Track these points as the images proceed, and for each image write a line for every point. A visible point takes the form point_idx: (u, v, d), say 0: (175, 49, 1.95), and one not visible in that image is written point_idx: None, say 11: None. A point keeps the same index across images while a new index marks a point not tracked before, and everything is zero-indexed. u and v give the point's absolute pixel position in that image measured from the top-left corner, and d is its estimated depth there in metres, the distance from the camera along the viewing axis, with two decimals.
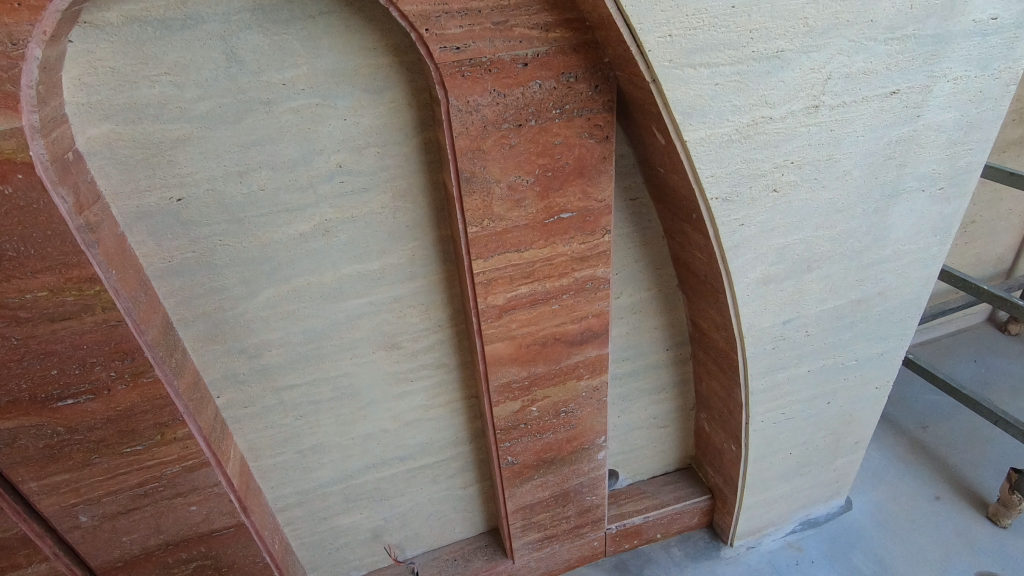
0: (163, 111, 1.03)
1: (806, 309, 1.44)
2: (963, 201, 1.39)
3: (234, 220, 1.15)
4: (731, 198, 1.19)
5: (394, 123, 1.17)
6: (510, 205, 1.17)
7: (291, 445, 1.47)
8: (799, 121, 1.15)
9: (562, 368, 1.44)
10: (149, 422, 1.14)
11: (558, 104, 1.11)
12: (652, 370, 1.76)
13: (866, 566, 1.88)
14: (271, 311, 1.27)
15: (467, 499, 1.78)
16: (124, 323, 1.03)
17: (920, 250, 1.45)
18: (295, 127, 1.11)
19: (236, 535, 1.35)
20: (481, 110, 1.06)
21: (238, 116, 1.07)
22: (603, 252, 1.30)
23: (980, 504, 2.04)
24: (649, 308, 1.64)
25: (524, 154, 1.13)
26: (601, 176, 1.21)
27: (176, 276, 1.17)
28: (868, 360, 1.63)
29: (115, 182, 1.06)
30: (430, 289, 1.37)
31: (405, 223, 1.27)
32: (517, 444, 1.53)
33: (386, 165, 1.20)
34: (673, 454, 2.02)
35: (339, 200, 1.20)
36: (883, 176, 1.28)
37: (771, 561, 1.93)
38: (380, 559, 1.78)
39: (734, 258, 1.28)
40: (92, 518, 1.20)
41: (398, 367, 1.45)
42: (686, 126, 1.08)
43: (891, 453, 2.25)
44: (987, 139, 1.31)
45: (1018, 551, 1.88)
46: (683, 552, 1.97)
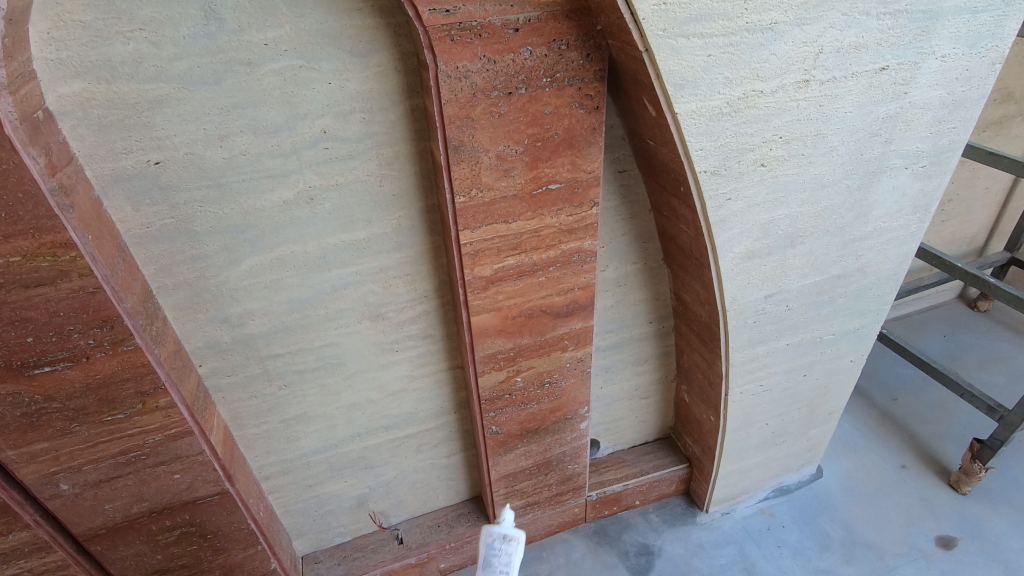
0: (138, 69, 0.99)
1: (787, 284, 1.46)
2: (944, 179, 1.41)
3: (215, 186, 1.12)
4: (719, 172, 1.19)
5: (381, 88, 1.14)
6: (499, 175, 1.16)
7: (275, 414, 1.47)
8: (789, 96, 1.14)
9: (548, 340, 1.45)
10: (131, 390, 1.12)
11: (549, 72, 1.09)
12: (635, 343, 1.78)
13: (834, 530, 1.97)
14: (254, 280, 1.25)
15: (451, 468, 1.80)
16: (102, 290, 1.00)
17: (900, 227, 1.47)
18: (278, 90, 1.07)
19: (220, 502, 1.36)
20: (471, 76, 1.04)
21: (218, 77, 1.03)
22: (590, 224, 1.30)
23: (943, 473, 2.13)
24: (634, 281, 1.65)
25: (514, 123, 1.11)
26: (591, 148, 1.20)
27: (155, 243, 1.14)
28: (845, 335, 1.67)
29: (89, 144, 1.02)
30: (417, 259, 1.36)
31: (392, 192, 1.25)
32: (501, 414, 1.54)
33: (373, 132, 1.18)
34: (653, 424, 2.06)
35: (324, 167, 1.17)
36: (868, 153, 1.29)
37: (744, 527, 2.00)
38: (365, 525, 1.81)
39: (720, 233, 1.28)
40: (74, 486, 1.19)
41: (383, 338, 1.45)
42: (678, 98, 1.07)
43: (862, 425, 2.33)
44: (971, 118, 1.33)
45: (976, 516, 1.98)
46: (660, 518, 2.04)
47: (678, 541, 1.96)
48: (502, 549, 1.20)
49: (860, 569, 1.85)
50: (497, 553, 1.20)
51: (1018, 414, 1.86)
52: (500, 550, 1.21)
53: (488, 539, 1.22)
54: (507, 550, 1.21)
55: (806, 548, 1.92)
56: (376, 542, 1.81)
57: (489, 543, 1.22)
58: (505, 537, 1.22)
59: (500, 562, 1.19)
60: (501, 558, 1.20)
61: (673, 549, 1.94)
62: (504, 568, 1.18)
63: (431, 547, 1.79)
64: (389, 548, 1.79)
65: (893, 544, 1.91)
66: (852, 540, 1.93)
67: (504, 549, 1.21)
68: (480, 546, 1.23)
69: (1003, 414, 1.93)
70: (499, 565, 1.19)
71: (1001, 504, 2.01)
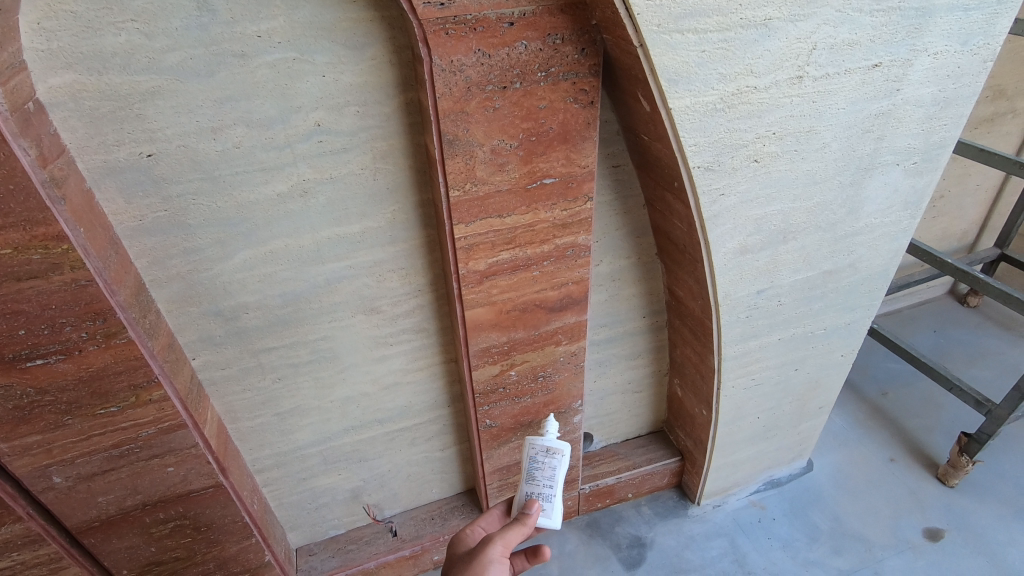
0: (130, 61, 0.98)
1: (779, 279, 1.47)
2: (934, 176, 1.42)
3: (208, 178, 1.12)
4: (712, 167, 1.20)
5: (375, 81, 1.13)
6: (494, 169, 1.16)
7: (269, 408, 1.47)
8: (783, 92, 1.15)
9: (541, 334, 1.45)
10: (124, 383, 1.12)
11: (544, 66, 1.09)
12: (628, 337, 1.79)
13: (823, 523, 1.99)
14: (248, 273, 1.25)
15: (445, 461, 1.81)
16: (95, 283, 1.00)
17: (891, 223, 1.49)
18: (271, 82, 1.07)
19: (214, 495, 1.36)
20: (465, 70, 1.04)
21: (211, 69, 1.03)
22: (585, 219, 1.30)
23: (931, 466, 2.16)
24: (628, 276, 1.65)
25: (509, 118, 1.11)
26: (585, 143, 1.20)
27: (147, 236, 1.14)
28: (836, 330, 1.68)
29: (81, 136, 1.01)
30: (411, 253, 1.36)
31: (386, 185, 1.25)
32: (495, 408, 1.55)
33: (367, 125, 1.17)
34: (646, 418, 2.08)
35: (317, 160, 1.17)
36: (860, 149, 1.30)
37: (735, 519, 2.02)
38: (359, 518, 1.82)
39: (713, 228, 1.29)
40: (67, 479, 1.18)
41: (378, 331, 1.45)
42: (672, 94, 1.07)
43: (852, 419, 2.36)
44: (962, 115, 1.34)
45: (963, 509, 2.01)
46: (652, 511, 2.05)
47: (670, 534, 1.98)
48: (545, 461, 1.25)
49: (848, 561, 1.88)
50: (540, 465, 1.26)
51: (1006, 408, 1.89)
52: (543, 462, 1.26)
53: (533, 451, 1.29)
54: (551, 462, 1.26)
55: (796, 540, 1.95)
56: (371, 534, 1.81)
57: (534, 455, 1.29)
58: (548, 450, 1.27)
59: (544, 473, 1.25)
60: (545, 470, 1.26)
61: (665, 541, 1.96)
62: (547, 478, 1.23)
63: (425, 540, 1.80)
64: (384, 540, 1.80)
65: (882, 536, 1.94)
66: (841, 532, 1.96)
67: (547, 461, 1.26)
68: (527, 457, 1.29)
69: (990, 408, 1.96)
70: (544, 476, 1.24)
71: (988, 497, 2.04)
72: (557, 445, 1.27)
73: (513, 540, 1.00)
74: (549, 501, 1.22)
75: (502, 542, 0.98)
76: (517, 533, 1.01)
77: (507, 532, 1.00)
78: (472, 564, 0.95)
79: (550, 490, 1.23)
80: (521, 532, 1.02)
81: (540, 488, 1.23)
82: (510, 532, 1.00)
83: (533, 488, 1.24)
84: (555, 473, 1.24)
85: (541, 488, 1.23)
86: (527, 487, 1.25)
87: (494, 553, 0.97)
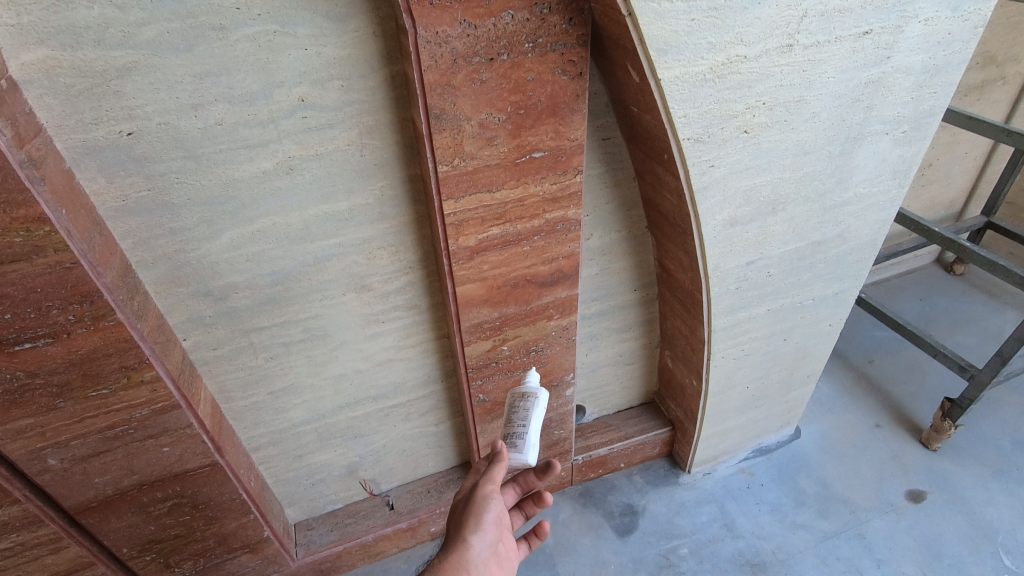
0: (105, 35, 0.95)
1: (769, 250, 1.48)
2: (924, 145, 1.42)
3: (191, 156, 1.10)
4: (702, 139, 1.19)
5: (360, 54, 1.11)
6: (482, 144, 1.15)
7: (263, 386, 1.47)
8: (773, 61, 1.13)
9: (532, 309, 1.45)
10: (115, 365, 1.11)
11: (531, 37, 1.06)
12: (620, 311, 1.80)
13: (810, 487, 2.04)
14: (235, 253, 1.23)
15: (439, 435, 1.83)
16: (80, 265, 0.99)
17: (880, 193, 1.49)
18: (252, 56, 1.04)
19: (211, 474, 1.37)
20: (451, 42, 1.02)
21: (189, 43, 1.00)
22: (574, 193, 1.29)
23: (915, 431, 2.21)
24: (618, 249, 1.65)
25: (496, 90, 1.10)
26: (574, 116, 1.18)
27: (131, 216, 1.12)
28: (824, 300, 1.70)
29: (57, 115, 0.99)
30: (400, 230, 1.35)
31: (373, 161, 1.23)
32: (488, 382, 1.57)
33: (352, 100, 1.15)
34: (637, 390, 2.11)
35: (302, 136, 1.15)
36: (850, 118, 1.30)
37: (724, 486, 2.07)
38: (356, 493, 1.84)
39: (703, 200, 1.29)
40: (61, 461, 1.19)
41: (369, 309, 1.45)
42: (661, 64, 1.06)
43: (838, 386, 2.40)
44: (952, 83, 1.33)
45: (944, 471, 2.06)
46: (644, 480, 2.10)
47: (661, 501, 2.03)
48: (520, 405, 1.23)
49: (833, 523, 1.93)
50: (518, 409, 1.23)
51: (988, 373, 1.94)
52: (519, 406, 1.24)
53: (511, 400, 1.27)
54: (527, 405, 1.23)
55: (783, 504, 2.00)
56: (368, 508, 1.85)
57: (513, 403, 1.26)
58: (525, 394, 1.24)
59: (518, 416, 1.22)
60: (522, 412, 1.22)
61: (657, 509, 2.00)
62: (522, 419, 1.20)
63: (422, 512, 1.83)
64: (381, 514, 1.83)
65: (866, 498, 2.00)
66: (827, 496, 2.01)
67: (524, 405, 1.23)
68: (507, 406, 1.27)
69: (973, 373, 2.01)
70: (520, 418, 1.21)
71: (968, 459, 2.10)
72: (531, 387, 1.25)
73: (499, 475, 1.07)
74: (523, 440, 1.16)
75: (490, 480, 1.05)
76: (501, 469, 1.07)
77: (492, 470, 1.07)
78: (470, 507, 1.03)
79: (524, 429, 1.18)
80: (505, 465, 1.08)
81: (514, 429, 1.19)
82: (495, 468, 1.07)
83: (508, 430, 1.21)
84: (531, 415, 1.20)
85: (519, 428, 1.19)
86: (504, 430, 1.22)
87: (485, 492, 1.04)
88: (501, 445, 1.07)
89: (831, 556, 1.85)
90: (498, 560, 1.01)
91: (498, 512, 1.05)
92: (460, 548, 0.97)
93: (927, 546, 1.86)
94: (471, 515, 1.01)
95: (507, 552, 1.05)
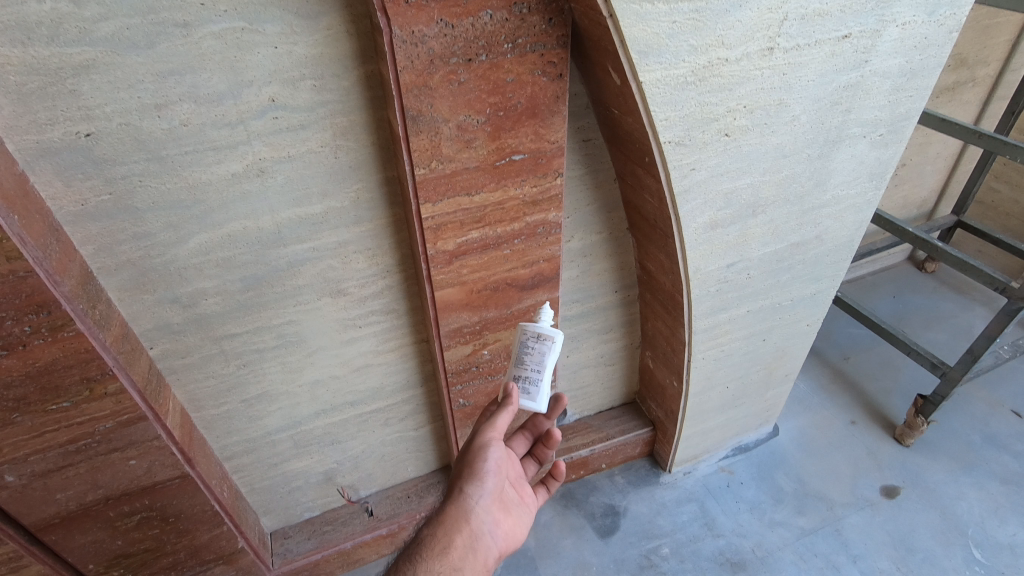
0: (58, 31, 0.90)
1: (749, 253, 1.48)
2: (900, 147, 1.43)
3: (155, 158, 1.05)
4: (682, 142, 1.18)
5: (332, 53, 1.07)
6: (460, 146, 1.12)
7: (235, 394, 1.43)
8: (754, 64, 1.13)
9: (514, 312, 1.43)
10: (75, 377, 1.06)
11: (510, 37, 1.04)
12: (601, 312, 1.79)
13: (788, 484, 2.07)
14: (203, 258, 1.19)
15: (419, 440, 1.80)
16: (35, 273, 0.94)
17: (858, 195, 1.50)
18: (218, 54, 1.00)
19: (181, 486, 1.33)
20: (427, 42, 0.99)
21: (150, 40, 0.95)
22: (555, 196, 1.27)
23: (889, 426, 2.25)
24: (599, 251, 1.64)
25: (474, 92, 1.07)
26: (554, 118, 1.16)
27: (92, 221, 1.07)
28: (802, 300, 1.71)
29: (8, 115, 0.93)
30: (377, 233, 1.32)
31: (348, 164, 1.20)
32: (468, 387, 1.55)
33: (325, 101, 1.11)
34: (618, 390, 2.10)
35: (273, 138, 1.11)
36: (829, 121, 1.30)
37: (704, 485, 2.08)
38: (334, 500, 1.81)
39: (684, 203, 1.28)
40: (20, 477, 1.13)
41: (344, 314, 1.41)
42: (642, 66, 1.04)
43: (815, 384, 2.43)
44: (927, 87, 1.34)
45: (917, 466, 2.11)
46: (625, 480, 2.10)
47: (643, 501, 2.03)
48: (535, 349, 1.14)
49: (811, 520, 1.96)
50: (530, 350, 1.15)
51: (960, 370, 1.99)
52: (532, 347, 1.15)
53: (522, 337, 1.17)
54: (541, 348, 1.14)
55: (762, 502, 2.02)
56: (346, 515, 1.81)
57: (524, 339, 1.17)
58: (539, 336, 1.14)
59: (532, 358, 1.14)
60: (535, 356, 1.14)
61: (638, 509, 2.01)
62: (536, 365, 1.12)
63: (401, 518, 1.80)
64: (359, 520, 1.79)
65: (842, 494, 2.03)
66: (804, 493, 2.04)
67: (538, 347, 1.14)
68: (517, 343, 1.18)
69: (945, 370, 2.05)
70: (532, 360, 1.14)
71: (940, 454, 2.14)
72: (548, 328, 1.15)
73: (503, 423, 1.08)
74: (534, 387, 1.12)
75: (493, 428, 1.07)
76: (505, 416, 1.07)
77: (496, 418, 1.07)
78: (470, 454, 1.07)
79: (538, 374, 1.12)
80: (508, 413, 1.07)
81: (527, 373, 1.13)
82: (498, 416, 1.07)
83: (519, 372, 1.14)
84: (544, 363, 1.13)
85: (529, 372, 1.13)
86: (514, 370, 1.16)
87: (485, 441, 1.07)
88: (514, 389, 1.07)
89: (808, 553, 1.87)
90: (500, 504, 1.09)
91: (501, 460, 1.09)
92: (461, 496, 1.03)
93: (900, 540, 1.89)
94: (470, 463, 1.06)
95: (514, 498, 1.14)
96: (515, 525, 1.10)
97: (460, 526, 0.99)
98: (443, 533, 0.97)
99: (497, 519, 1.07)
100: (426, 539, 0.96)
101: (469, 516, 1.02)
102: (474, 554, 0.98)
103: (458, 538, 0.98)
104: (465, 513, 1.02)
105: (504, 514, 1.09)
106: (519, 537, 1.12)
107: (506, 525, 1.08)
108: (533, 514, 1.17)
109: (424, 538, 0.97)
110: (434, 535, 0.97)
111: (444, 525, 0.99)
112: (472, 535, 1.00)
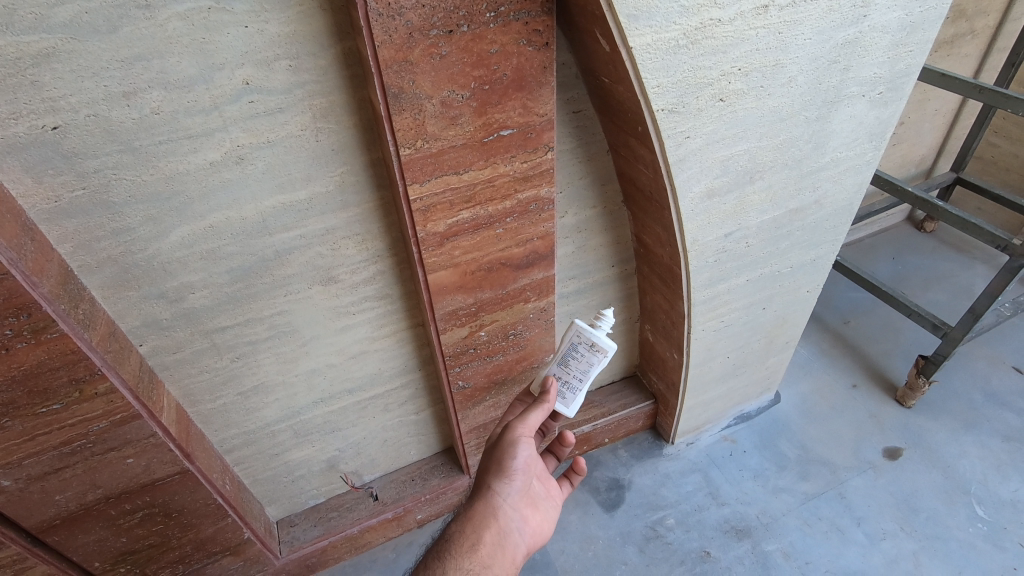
0: (13, 18, 0.85)
1: (747, 221, 1.45)
2: (899, 105, 1.39)
3: (128, 150, 1.01)
4: (676, 109, 1.14)
5: (307, 30, 1.02)
6: (446, 123, 1.08)
7: (231, 387, 1.41)
8: (748, 24, 1.08)
9: (509, 292, 1.40)
10: (63, 379, 1.04)
11: (492, 6, 0.99)
12: (599, 288, 1.77)
13: (791, 451, 2.07)
14: (187, 252, 1.15)
15: (420, 423, 1.79)
16: (11, 275, 0.91)
17: (857, 156, 1.46)
18: (185, 37, 0.95)
19: (182, 481, 1.32)
20: (405, 14, 0.93)
21: (112, 24, 0.90)
22: (546, 170, 1.23)
23: (891, 389, 2.25)
24: (594, 225, 1.61)
25: (457, 65, 1.02)
26: (542, 89, 1.11)
27: (67, 218, 1.03)
28: (802, 267, 1.69)
29: None
30: (365, 218, 1.28)
31: (330, 146, 1.15)
32: (467, 368, 1.53)
33: (302, 81, 1.06)
34: (618, 364, 2.09)
35: (249, 123, 1.06)
36: (827, 81, 1.25)
37: (707, 455, 2.09)
38: (337, 486, 1.80)
39: (679, 172, 1.25)
40: (15, 482, 1.11)
41: (337, 301, 1.38)
42: (631, 31, 0.99)
43: (816, 349, 2.43)
44: (927, 40, 1.29)
45: (919, 427, 2.11)
46: (628, 453, 2.10)
47: (646, 474, 2.04)
48: (583, 356, 1.26)
49: (814, 485, 1.97)
50: (578, 356, 1.27)
51: (961, 330, 1.97)
52: (582, 354, 1.27)
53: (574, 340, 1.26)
54: (591, 359, 1.26)
55: (765, 469, 2.02)
56: (351, 501, 1.81)
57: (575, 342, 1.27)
58: (592, 347, 1.25)
59: (578, 363, 1.28)
60: (581, 362, 1.27)
61: (642, 481, 2.01)
62: (580, 373, 1.28)
63: (407, 501, 1.80)
64: (365, 505, 1.79)
65: (845, 458, 2.03)
66: (808, 458, 2.04)
67: (587, 355, 1.26)
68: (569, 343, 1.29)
69: (946, 330, 2.04)
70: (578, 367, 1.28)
71: (941, 414, 2.14)
72: (603, 343, 1.24)
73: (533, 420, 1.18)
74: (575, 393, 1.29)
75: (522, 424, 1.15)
76: (536, 413, 1.19)
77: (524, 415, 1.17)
78: (500, 451, 1.12)
79: (580, 381, 1.28)
80: (539, 410, 1.19)
81: (570, 378, 1.29)
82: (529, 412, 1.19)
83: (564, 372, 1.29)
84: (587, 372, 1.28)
85: (574, 376, 1.29)
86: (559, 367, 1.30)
87: (514, 440, 1.12)
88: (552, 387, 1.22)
89: (813, 517, 1.88)
90: (526, 500, 1.13)
91: (529, 455, 1.13)
92: (490, 493, 1.08)
93: (903, 501, 1.91)
94: (500, 460, 1.10)
95: (541, 493, 1.16)
96: (542, 521, 1.14)
97: (487, 523, 1.04)
98: (472, 530, 1.02)
99: (525, 515, 1.11)
100: (455, 536, 1.01)
101: (497, 513, 1.06)
102: (502, 551, 1.02)
103: (487, 535, 1.02)
104: (493, 510, 1.06)
105: (532, 510, 1.13)
106: (546, 532, 1.16)
107: (534, 521, 1.12)
108: (559, 507, 1.20)
109: (454, 535, 1.02)
110: (464, 532, 1.01)
111: (472, 523, 1.03)
112: (500, 533, 1.04)
